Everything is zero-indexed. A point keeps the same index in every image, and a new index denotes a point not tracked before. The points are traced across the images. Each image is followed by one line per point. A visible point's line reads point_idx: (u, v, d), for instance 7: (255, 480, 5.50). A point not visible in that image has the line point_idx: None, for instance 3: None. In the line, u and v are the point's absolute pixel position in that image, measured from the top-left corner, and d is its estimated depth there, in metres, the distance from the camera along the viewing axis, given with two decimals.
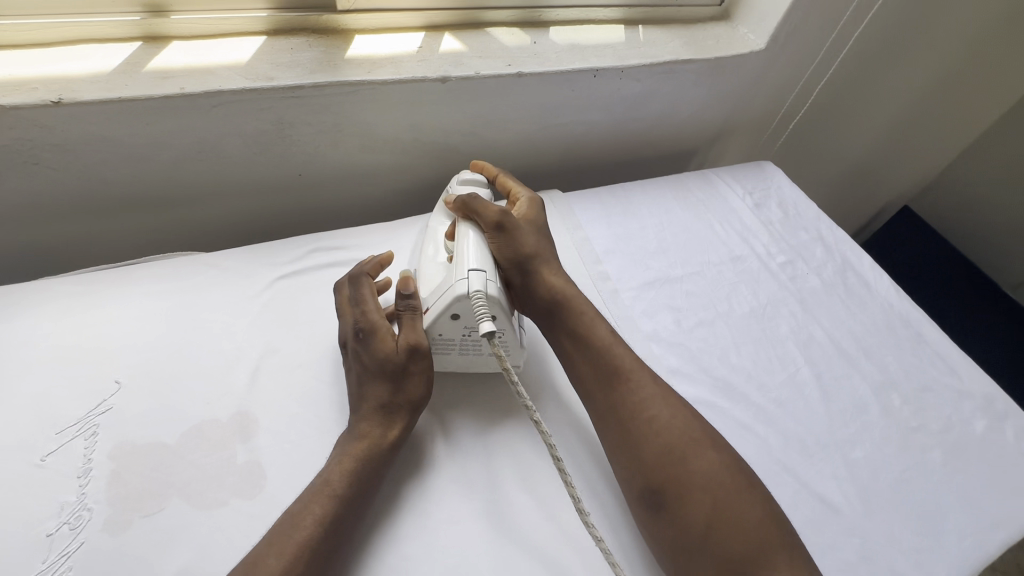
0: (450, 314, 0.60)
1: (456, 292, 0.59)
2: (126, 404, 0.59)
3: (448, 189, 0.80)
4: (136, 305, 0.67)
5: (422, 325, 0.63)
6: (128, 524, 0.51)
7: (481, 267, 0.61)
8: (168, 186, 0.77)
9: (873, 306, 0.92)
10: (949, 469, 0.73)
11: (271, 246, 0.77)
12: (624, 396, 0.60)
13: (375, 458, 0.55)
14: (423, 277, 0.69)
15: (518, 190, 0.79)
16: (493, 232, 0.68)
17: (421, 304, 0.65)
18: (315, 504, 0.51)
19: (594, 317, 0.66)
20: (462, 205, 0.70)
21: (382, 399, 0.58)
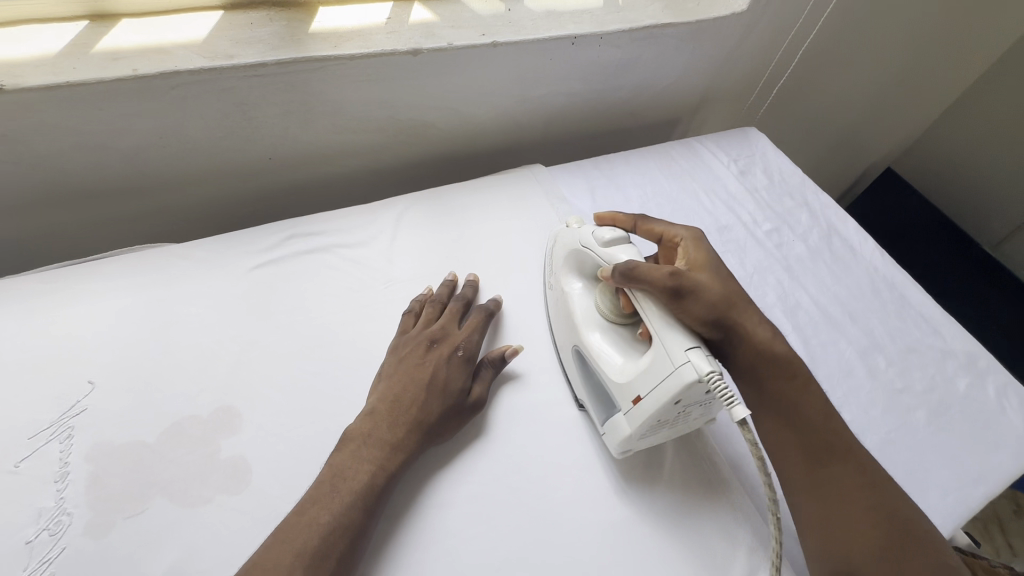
0: (675, 398, 0.52)
1: (687, 379, 0.50)
2: (102, 404, 0.57)
3: (583, 247, 0.66)
4: (103, 299, 0.64)
5: (636, 412, 0.56)
6: (111, 527, 0.50)
7: (694, 341, 0.53)
8: (133, 174, 0.73)
9: (859, 270, 0.92)
10: (933, 427, 0.75)
11: (244, 234, 0.74)
12: (842, 479, 0.54)
13: (392, 467, 0.55)
14: (609, 362, 0.60)
15: (675, 232, 0.67)
16: (679, 298, 0.56)
17: (627, 392, 0.57)
18: (338, 512, 0.50)
19: (809, 387, 0.58)
20: (628, 280, 0.57)
21: (439, 421, 0.59)
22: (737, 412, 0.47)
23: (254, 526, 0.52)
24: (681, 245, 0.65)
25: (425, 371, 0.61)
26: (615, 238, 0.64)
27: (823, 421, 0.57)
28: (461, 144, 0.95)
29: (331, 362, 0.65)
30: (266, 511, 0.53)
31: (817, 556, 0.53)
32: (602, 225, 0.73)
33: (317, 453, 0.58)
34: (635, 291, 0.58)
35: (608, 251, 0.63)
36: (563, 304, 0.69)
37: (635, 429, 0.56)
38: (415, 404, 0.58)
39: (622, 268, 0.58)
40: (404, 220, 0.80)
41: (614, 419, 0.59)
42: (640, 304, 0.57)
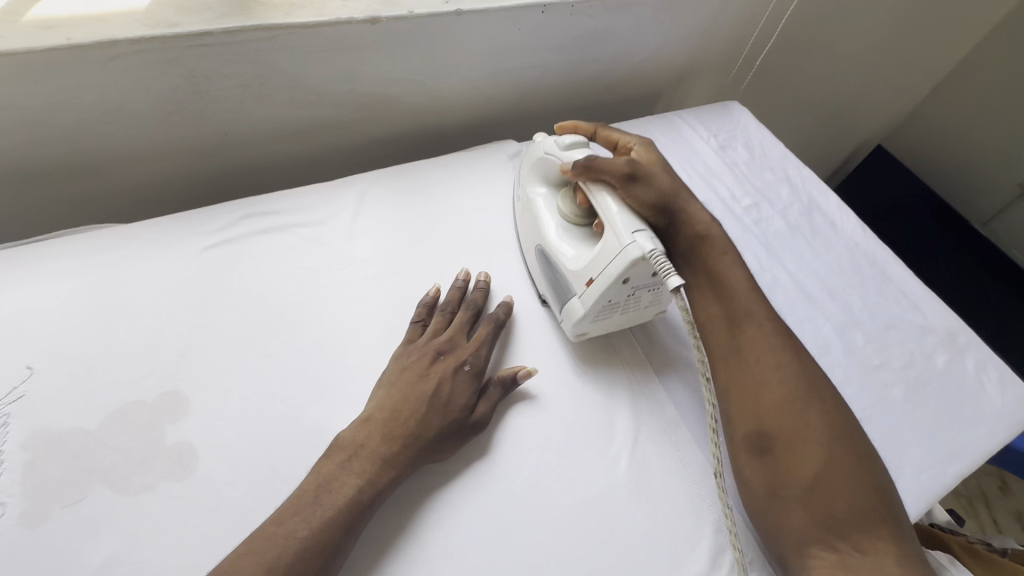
0: (622, 276, 0.60)
1: (633, 256, 0.58)
2: (40, 391, 0.54)
3: (545, 152, 0.73)
4: (43, 282, 0.61)
5: (587, 295, 0.63)
6: (48, 516, 0.48)
7: (640, 226, 0.61)
8: (78, 153, 0.70)
9: (839, 245, 0.90)
10: (910, 404, 0.73)
11: (197, 213, 0.71)
12: (755, 343, 0.62)
13: (379, 481, 0.52)
14: (567, 255, 0.67)
15: (628, 138, 0.74)
16: (630, 184, 0.66)
17: (580, 276, 0.64)
18: (318, 528, 0.48)
19: (731, 259, 0.68)
20: (586, 171, 0.66)
21: (436, 438, 0.56)
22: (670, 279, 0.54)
23: (199, 513, 0.50)
24: (634, 150, 0.73)
25: (426, 384, 0.58)
26: (575, 143, 0.71)
27: (741, 291, 0.66)
28: (430, 119, 0.92)
29: (284, 345, 0.62)
30: (212, 498, 0.51)
31: (738, 416, 0.60)
32: (564, 134, 0.78)
33: (268, 437, 0.56)
34: (589, 180, 0.67)
35: (569, 154, 0.70)
36: (528, 208, 0.75)
37: (588, 309, 0.63)
38: (413, 418, 0.56)
39: (582, 162, 0.66)
40: (367, 198, 0.77)
41: (569, 304, 0.66)
42: (595, 194, 0.66)
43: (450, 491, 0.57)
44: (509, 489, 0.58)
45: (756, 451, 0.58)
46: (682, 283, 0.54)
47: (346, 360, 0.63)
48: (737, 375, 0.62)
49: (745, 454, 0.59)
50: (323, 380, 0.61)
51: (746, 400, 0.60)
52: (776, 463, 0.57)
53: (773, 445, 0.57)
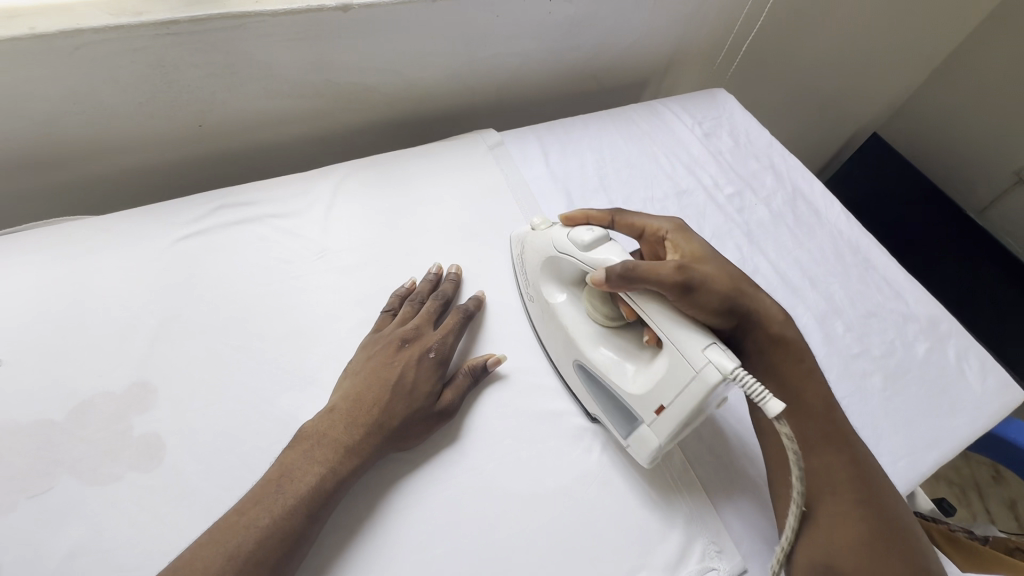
0: (704, 403, 0.50)
1: (713, 383, 0.48)
2: (7, 383, 0.54)
3: (560, 252, 0.63)
4: (12, 274, 0.61)
5: (659, 422, 0.54)
6: (14, 506, 0.49)
7: (708, 337, 0.51)
8: (49, 144, 0.70)
9: (822, 233, 0.89)
10: (889, 392, 0.73)
11: (169, 204, 0.71)
12: (833, 467, 0.56)
13: (343, 468, 0.53)
14: (623, 373, 0.58)
15: (658, 225, 0.67)
16: (686, 292, 0.56)
17: (648, 403, 0.54)
18: (280, 516, 0.48)
19: (811, 370, 0.63)
20: (627, 283, 0.55)
21: (400, 425, 0.56)
22: (772, 407, 0.46)
23: (165, 504, 0.51)
24: (668, 239, 0.66)
25: (390, 371, 0.58)
26: (596, 239, 0.60)
27: (819, 410, 0.60)
28: (409, 108, 0.91)
29: (254, 337, 0.62)
30: (178, 488, 0.52)
31: (805, 544, 0.53)
32: (576, 225, 0.69)
33: (237, 428, 0.56)
34: (635, 292, 0.56)
35: (592, 256, 0.59)
36: (550, 315, 0.65)
37: (663, 440, 0.54)
38: (376, 405, 0.56)
39: (618, 271, 0.55)
40: (342, 189, 0.77)
41: (636, 432, 0.56)
42: (643, 307, 0.55)
43: (418, 480, 0.57)
44: (479, 480, 0.58)
45: None
46: (784, 408, 0.46)
47: (317, 350, 0.62)
48: (810, 500, 0.55)
49: None
50: (293, 370, 0.61)
51: (818, 525, 0.53)
52: None
53: None
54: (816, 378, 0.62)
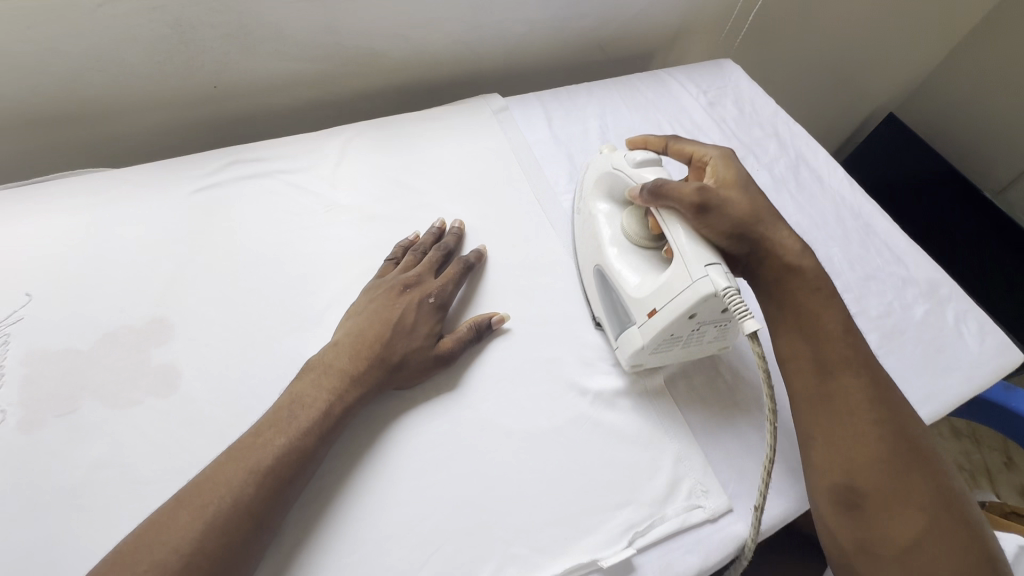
0: (690, 312, 0.56)
1: (704, 293, 0.54)
2: (36, 315, 0.58)
3: (615, 166, 0.69)
4: (39, 218, 0.65)
5: (647, 326, 0.60)
6: (43, 424, 0.53)
7: (714, 258, 0.56)
8: (75, 100, 0.74)
9: (824, 199, 0.90)
10: (883, 351, 0.74)
11: (186, 159, 0.75)
12: (852, 391, 0.55)
13: (348, 398, 0.56)
14: (629, 280, 0.63)
15: (704, 151, 0.67)
16: (704, 214, 0.58)
17: (642, 305, 0.60)
18: (292, 439, 0.51)
19: (830, 299, 0.60)
20: (653, 197, 0.61)
21: (402, 361, 0.59)
22: (746, 324, 0.52)
23: (180, 426, 0.54)
24: (709, 164, 0.67)
25: (392, 311, 0.61)
26: (646, 160, 0.66)
27: (837, 335, 0.58)
28: (416, 74, 0.93)
29: (264, 282, 0.65)
30: (193, 412, 0.55)
31: (822, 464, 0.55)
32: (634, 147, 0.74)
33: (247, 362, 0.59)
34: (657, 206, 0.61)
35: (640, 172, 0.65)
36: (590, 226, 0.70)
37: (648, 343, 0.60)
38: (379, 341, 0.59)
39: (650, 185, 0.61)
40: (349, 148, 0.80)
41: (626, 332, 0.63)
42: (663, 218, 0.60)
43: (417, 415, 0.59)
44: (475, 418, 0.60)
45: (844, 504, 0.53)
46: (757, 328, 0.52)
47: (324, 295, 0.65)
48: (830, 424, 0.55)
49: (831, 507, 0.53)
50: (301, 313, 0.64)
51: (837, 443, 0.54)
52: (866, 521, 0.52)
53: (864, 500, 0.52)
54: (834, 304, 0.60)
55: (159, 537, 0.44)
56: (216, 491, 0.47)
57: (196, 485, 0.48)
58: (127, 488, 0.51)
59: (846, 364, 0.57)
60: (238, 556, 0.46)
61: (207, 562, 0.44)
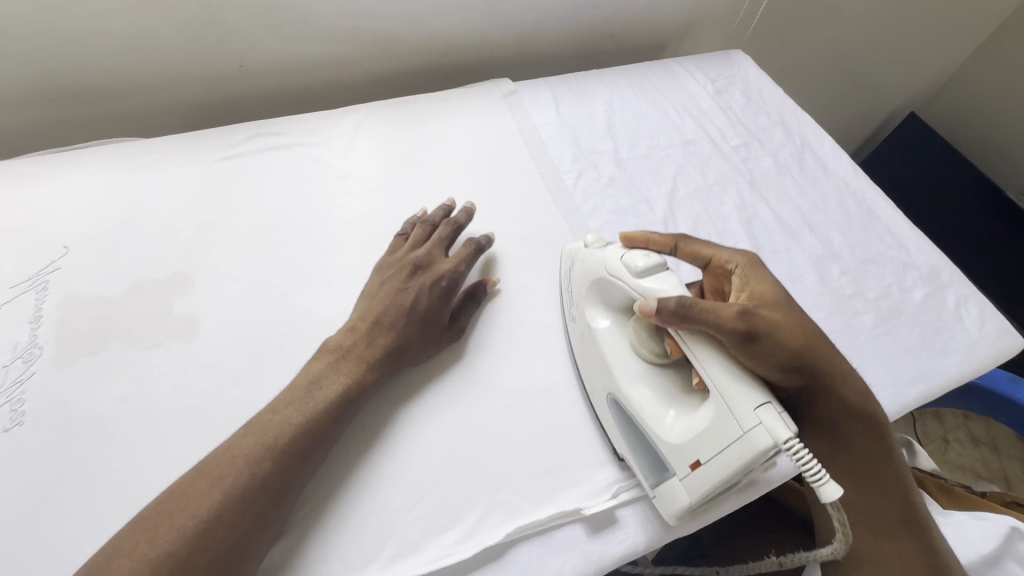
0: (746, 466, 0.46)
1: (761, 450, 0.44)
2: (72, 264, 0.64)
3: (613, 274, 0.57)
4: (78, 179, 0.71)
5: (694, 479, 0.49)
6: (75, 360, 0.58)
7: (764, 396, 0.46)
8: (114, 75, 0.80)
9: (828, 185, 0.91)
10: (879, 331, 0.74)
11: (212, 131, 0.80)
12: (905, 559, 0.53)
13: (361, 381, 0.57)
14: (659, 419, 0.53)
15: (725, 257, 0.56)
16: (747, 344, 0.48)
17: (682, 453, 0.50)
18: (309, 416, 0.53)
19: (892, 452, 0.55)
20: (682, 319, 0.49)
21: (413, 342, 0.61)
22: (827, 492, 0.42)
23: (197, 368, 0.59)
24: (736, 274, 0.55)
25: (404, 298, 0.63)
26: (651, 266, 0.54)
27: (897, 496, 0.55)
28: (430, 59, 0.97)
29: (279, 244, 0.69)
30: (209, 356, 0.60)
31: None
32: (632, 246, 0.61)
33: (259, 315, 0.63)
34: (685, 329, 0.49)
35: (647, 284, 0.54)
36: (591, 345, 0.60)
37: (694, 498, 0.50)
38: (395, 324, 0.61)
39: (673, 305, 0.49)
40: (364, 125, 0.84)
41: (665, 483, 0.53)
42: (691, 346, 0.49)
43: (417, 371, 0.62)
44: (470, 375, 0.63)
45: None
46: (841, 494, 0.42)
47: (334, 258, 0.70)
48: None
49: None
50: (312, 273, 0.68)
51: None
52: None
53: None
54: (897, 453, 0.56)
55: (177, 505, 0.46)
56: (234, 464, 0.48)
57: (214, 457, 0.49)
58: (147, 420, 0.55)
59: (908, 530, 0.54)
60: (253, 530, 0.47)
61: (223, 535, 0.45)
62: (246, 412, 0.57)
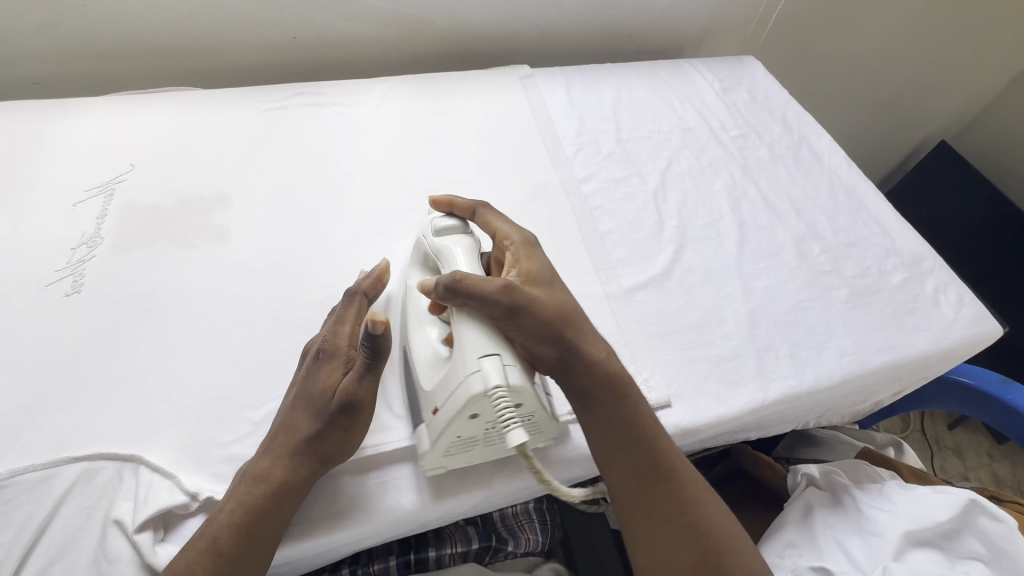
0: (468, 413, 0.50)
1: (473, 392, 0.49)
2: (135, 178, 0.76)
3: (422, 238, 0.63)
4: (149, 114, 0.84)
5: (432, 425, 0.53)
6: (127, 250, 0.69)
7: (495, 348, 0.51)
8: (188, 37, 0.94)
9: (820, 176, 0.95)
10: (850, 305, 0.78)
11: (263, 88, 0.92)
12: (662, 499, 0.53)
13: (263, 504, 0.49)
14: (423, 365, 0.56)
15: (506, 233, 0.60)
16: (505, 320, 0.52)
17: (428, 400, 0.54)
18: (195, 560, 0.46)
19: (639, 407, 0.56)
20: (449, 293, 0.52)
21: (314, 436, 0.51)
22: (512, 437, 0.48)
23: (222, 267, 0.69)
24: (511, 250, 0.59)
25: (293, 388, 0.55)
26: (449, 228, 0.61)
27: (651, 436, 0.55)
28: (459, 44, 1.08)
29: (305, 180, 0.80)
30: (233, 259, 0.70)
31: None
32: (439, 208, 0.65)
33: (280, 233, 0.73)
34: (456, 305, 0.53)
35: (440, 241, 0.60)
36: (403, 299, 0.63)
37: (431, 446, 0.53)
38: (282, 430, 0.52)
39: (446, 282, 0.52)
40: (391, 92, 0.95)
41: (417, 431, 0.56)
42: (456, 321, 0.53)
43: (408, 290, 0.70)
44: None
45: None
46: (523, 440, 0.48)
47: (350, 195, 0.79)
48: (638, 533, 0.53)
49: None
50: (329, 205, 0.78)
51: (658, 549, 0.52)
52: None
53: None
54: (643, 403, 0.56)
55: None
56: None
57: None
58: (178, 301, 0.65)
59: (666, 465, 0.54)
60: None
61: None
62: (260, 304, 0.66)
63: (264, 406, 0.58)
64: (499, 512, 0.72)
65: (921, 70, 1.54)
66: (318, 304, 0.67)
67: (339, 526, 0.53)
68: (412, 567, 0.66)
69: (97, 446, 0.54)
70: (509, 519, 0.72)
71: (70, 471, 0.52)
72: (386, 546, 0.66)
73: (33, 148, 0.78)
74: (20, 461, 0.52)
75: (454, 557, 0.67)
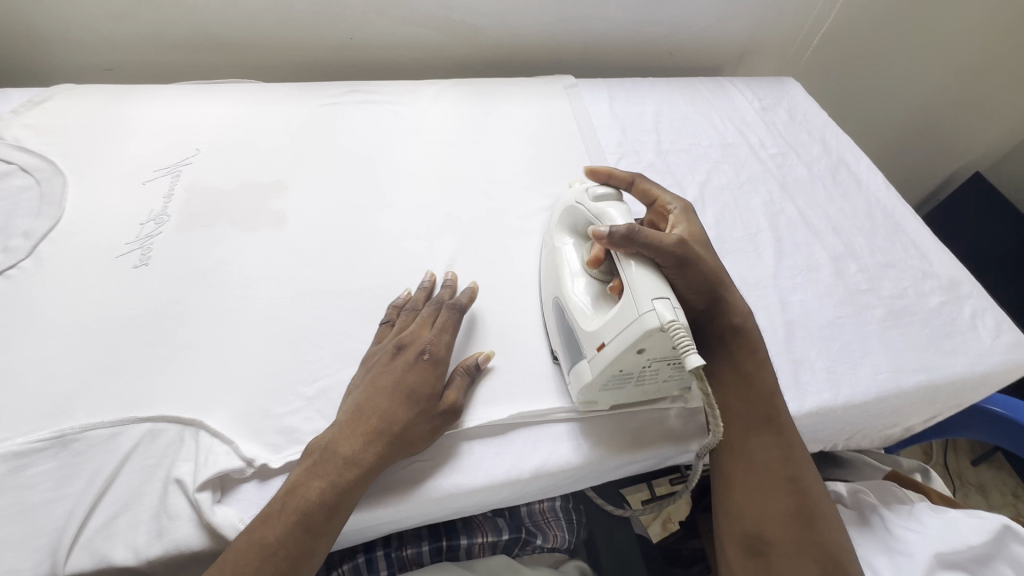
0: (636, 348, 0.52)
1: (648, 327, 0.50)
2: (201, 162, 0.80)
3: (578, 201, 0.66)
4: (214, 103, 0.88)
5: (597, 359, 0.56)
6: (191, 229, 0.72)
7: (664, 292, 0.52)
8: (251, 34, 0.99)
9: (858, 197, 0.96)
10: (886, 324, 0.78)
11: (319, 85, 0.96)
12: (768, 447, 0.57)
13: (350, 483, 0.50)
14: (583, 310, 0.59)
15: (668, 200, 0.68)
16: (673, 267, 0.56)
17: (591, 338, 0.57)
18: (287, 532, 0.47)
19: (763, 363, 0.62)
20: (625, 240, 0.54)
21: (406, 429, 0.53)
22: (691, 361, 0.48)
23: (279, 249, 0.72)
24: (672, 215, 0.67)
25: (386, 378, 0.56)
26: (605, 195, 0.65)
27: (768, 391, 0.60)
28: (505, 53, 1.12)
29: (358, 173, 0.83)
30: (290, 242, 0.73)
31: (731, 512, 0.56)
32: (596, 178, 0.70)
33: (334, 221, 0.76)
34: (628, 252, 0.55)
35: (599, 204, 0.63)
36: (553, 259, 0.67)
37: (596, 377, 0.56)
38: (376, 413, 0.53)
39: (624, 231, 0.54)
40: (440, 94, 0.98)
41: (578, 366, 0.59)
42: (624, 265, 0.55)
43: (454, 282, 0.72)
44: (497, 292, 0.72)
45: (750, 553, 0.54)
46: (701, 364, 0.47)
47: (400, 189, 0.82)
48: (733, 470, 0.58)
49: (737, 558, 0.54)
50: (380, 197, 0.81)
51: (750, 490, 0.56)
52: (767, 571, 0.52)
53: (769, 551, 0.53)
54: (770, 367, 0.62)
55: None
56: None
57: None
58: (237, 279, 0.68)
59: (777, 419, 0.59)
60: None
61: None
62: (313, 287, 0.69)
63: (316, 383, 0.61)
64: (527, 507, 0.73)
65: (957, 100, 1.54)
66: (368, 289, 0.70)
67: (382, 503, 0.55)
68: (444, 554, 0.67)
69: (161, 408, 0.57)
70: (537, 515, 0.73)
71: (137, 430, 0.55)
72: (416, 533, 0.67)
73: (105, 129, 0.82)
74: (90, 418, 0.55)
75: (484, 547, 0.68)
